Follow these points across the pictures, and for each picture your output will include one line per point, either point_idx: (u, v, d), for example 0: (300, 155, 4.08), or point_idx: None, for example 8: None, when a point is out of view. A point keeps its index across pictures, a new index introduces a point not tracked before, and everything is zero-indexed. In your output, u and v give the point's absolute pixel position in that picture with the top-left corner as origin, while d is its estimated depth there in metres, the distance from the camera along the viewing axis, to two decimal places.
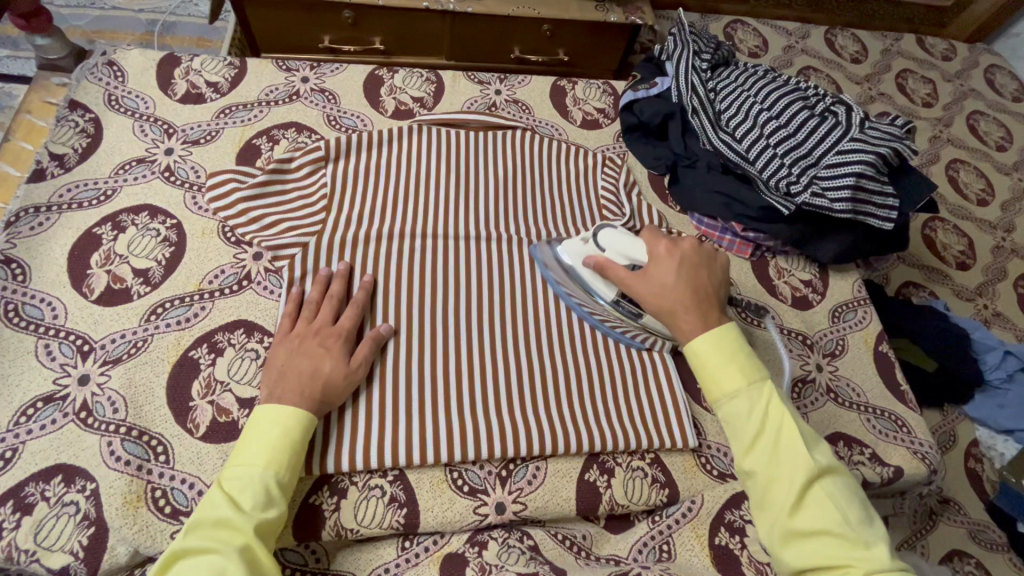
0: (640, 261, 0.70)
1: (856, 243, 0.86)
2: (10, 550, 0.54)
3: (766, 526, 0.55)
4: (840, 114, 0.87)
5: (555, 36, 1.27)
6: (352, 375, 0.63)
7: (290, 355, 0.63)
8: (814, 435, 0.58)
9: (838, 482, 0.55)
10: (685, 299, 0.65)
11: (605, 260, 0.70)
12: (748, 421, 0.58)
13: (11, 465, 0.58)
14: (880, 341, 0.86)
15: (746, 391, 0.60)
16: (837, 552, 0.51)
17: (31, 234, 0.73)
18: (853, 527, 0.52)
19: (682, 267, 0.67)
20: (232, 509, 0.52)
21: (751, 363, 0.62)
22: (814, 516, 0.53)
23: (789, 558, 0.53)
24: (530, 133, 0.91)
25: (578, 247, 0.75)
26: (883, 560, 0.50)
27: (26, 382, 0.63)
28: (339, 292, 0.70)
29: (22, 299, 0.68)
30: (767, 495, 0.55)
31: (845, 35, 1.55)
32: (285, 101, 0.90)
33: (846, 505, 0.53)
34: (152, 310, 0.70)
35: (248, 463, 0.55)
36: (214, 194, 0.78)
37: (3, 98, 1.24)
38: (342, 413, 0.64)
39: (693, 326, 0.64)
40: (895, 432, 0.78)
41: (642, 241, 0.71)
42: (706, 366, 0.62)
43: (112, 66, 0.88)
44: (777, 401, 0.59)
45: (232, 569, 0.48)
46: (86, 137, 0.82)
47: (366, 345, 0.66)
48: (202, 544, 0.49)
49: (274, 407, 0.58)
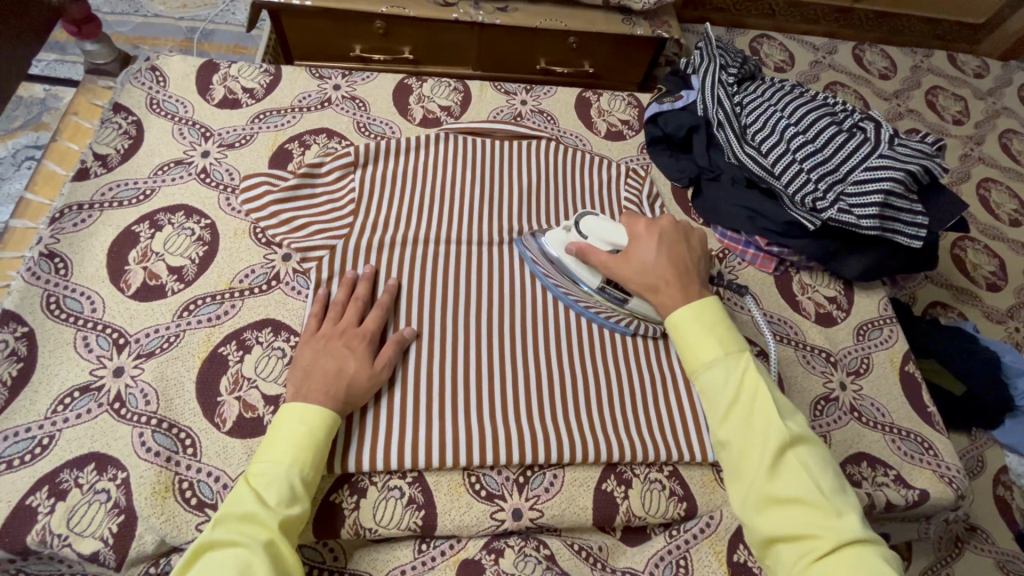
0: (621, 245, 0.71)
1: (882, 260, 0.85)
2: (43, 534, 0.56)
3: (740, 494, 0.56)
4: (869, 130, 0.86)
5: (581, 48, 1.29)
6: (375, 376, 0.64)
7: (315, 355, 0.64)
8: (789, 407, 0.59)
9: (813, 451, 0.56)
10: (667, 275, 0.67)
11: (586, 247, 0.72)
12: (725, 389, 0.59)
13: (47, 452, 0.61)
14: (907, 361, 0.85)
15: (722, 361, 0.61)
16: (806, 522, 0.52)
17: (74, 230, 0.76)
18: (824, 495, 0.53)
19: (662, 244, 0.69)
20: (257, 503, 0.53)
21: (730, 336, 0.63)
22: (788, 484, 0.54)
23: (762, 524, 0.54)
24: (555, 143, 0.92)
25: (561, 237, 0.76)
26: (854, 528, 0.51)
27: (64, 372, 0.66)
28: (365, 294, 0.71)
29: (64, 293, 0.71)
30: (741, 462, 0.56)
31: (873, 51, 1.54)
32: (317, 107, 0.93)
33: (819, 473, 0.54)
34: (185, 306, 0.72)
35: (272, 459, 0.57)
36: (248, 196, 0.80)
37: (51, 100, 1.31)
38: (364, 413, 0.65)
39: (674, 300, 0.65)
40: (921, 454, 0.76)
41: (621, 224, 0.72)
42: (684, 336, 0.64)
43: (155, 71, 0.92)
44: (753, 371, 0.60)
45: (257, 564, 0.49)
46: (128, 138, 0.85)
47: (390, 347, 0.67)
48: (228, 536, 0.50)
49: (300, 405, 0.59)
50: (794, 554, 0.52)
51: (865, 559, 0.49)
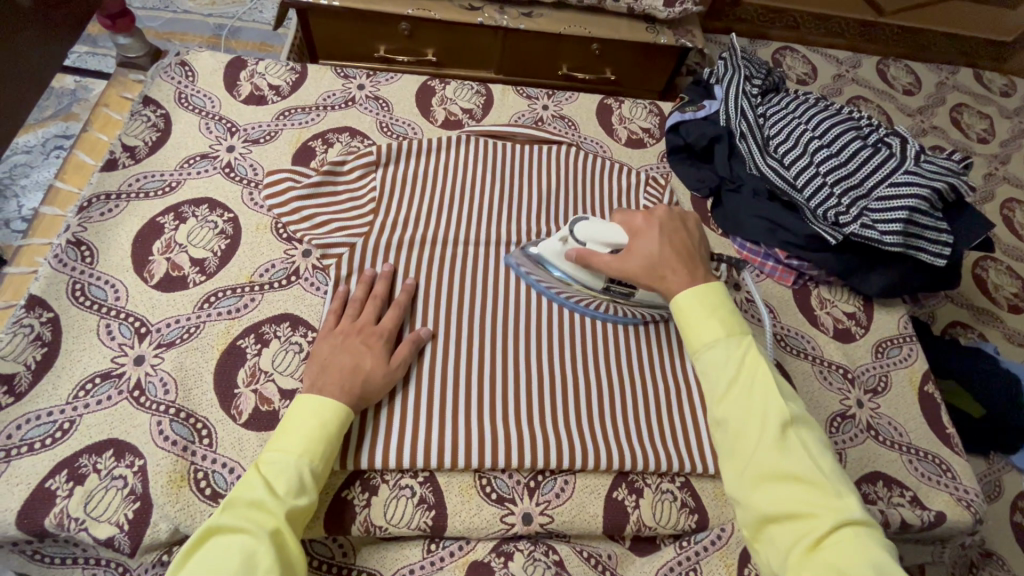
0: (621, 245, 0.68)
1: (903, 277, 0.84)
2: (61, 517, 0.57)
3: (736, 473, 0.55)
4: (894, 145, 0.85)
5: (603, 55, 1.29)
6: (390, 374, 0.65)
7: (333, 350, 0.65)
8: (789, 390, 0.58)
9: (812, 434, 0.55)
10: (673, 263, 0.64)
11: (586, 252, 0.69)
12: (724, 370, 0.58)
13: (68, 436, 0.62)
14: (926, 381, 0.83)
15: (724, 342, 0.59)
16: (806, 501, 0.51)
17: (101, 220, 0.77)
18: (825, 476, 0.52)
19: (664, 233, 0.66)
20: (267, 492, 0.53)
21: (733, 318, 0.61)
22: (789, 460, 0.52)
23: (757, 501, 0.52)
24: (575, 148, 0.93)
25: (557, 246, 0.73)
26: (854, 509, 0.50)
27: (86, 359, 0.67)
28: (382, 293, 0.72)
29: (89, 280, 0.72)
30: (737, 440, 0.55)
31: (897, 67, 1.53)
32: (341, 106, 0.94)
33: (818, 454, 0.53)
34: (205, 299, 0.73)
35: (285, 448, 0.57)
36: (271, 191, 0.81)
37: (81, 91, 1.33)
38: (378, 410, 0.66)
39: (681, 283, 0.63)
40: (939, 476, 0.75)
41: (618, 223, 0.69)
42: (688, 315, 0.62)
43: (184, 67, 0.94)
44: (755, 353, 0.59)
45: (261, 552, 0.49)
46: (156, 131, 0.86)
47: (406, 346, 0.67)
48: (235, 523, 0.51)
49: (316, 397, 0.60)
50: (787, 536, 0.50)
51: (863, 540, 0.48)
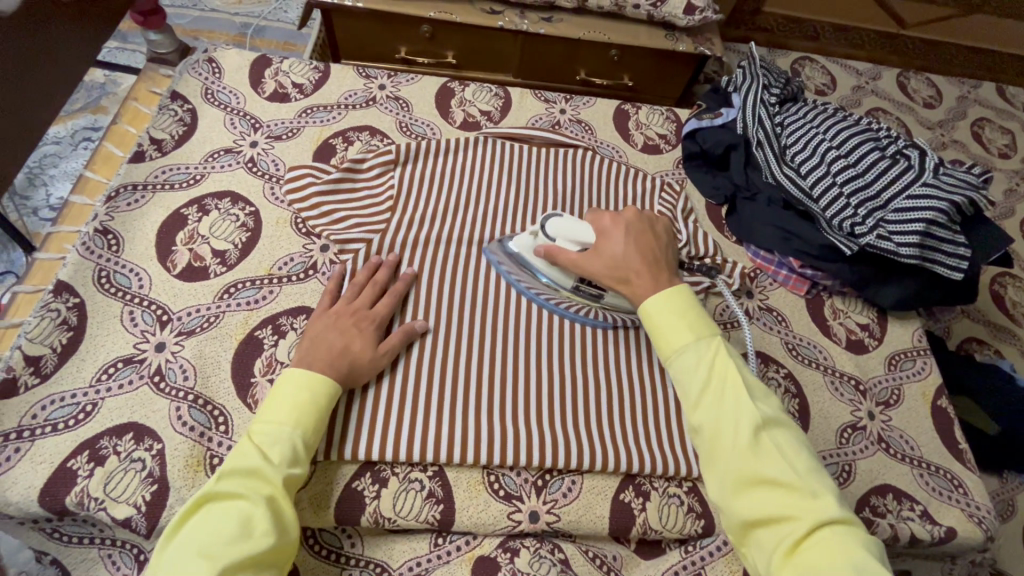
0: (589, 243, 0.70)
1: (919, 290, 0.83)
2: (82, 496, 0.59)
3: (716, 478, 0.54)
4: (913, 157, 0.85)
5: (622, 61, 1.29)
6: (377, 360, 0.66)
7: (324, 328, 0.66)
8: (760, 390, 0.58)
9: (785, 434, 0.55)
10: (637, 265, 0.66)
11: (554, 248, 0.71)
12: (695, 374, 0.58)
13: (90, 418, 0.63)
14: (939, 395, 0.83)
15: (694, 346, 0.60)
16: (783, 503, 0.51)
17: (127, 210, 0.80)
18: (799, 476, 0.52)
19: (629, 234, 0.69)
20: (262, 459, 0.55)
21: (701, 321, 0.62)
22: (763, 463, 0.53)
23: (740, 507, 0.52)
24: (590, 152, 0.94)
25: (529, 241, 0.76)
26: (831, 508, 0.50)
27: (110, 343, 0.69)
28: (382, 279, 0.73)
29: (114, 268, 0.74)
30: (713, 445, 0.55)
31: (918, 79, 1.52)
32: (362, 105, 0.96)
33: (793, 454, 0.54)
34: (226, 289, 0.75)
35: (277, 420, 0.58)
36: (292, 187, 0.83)
37: (110, 85, 1.37)
38: (365, 391, 0.67)
39: (646, 287, 0.65)
40: (951, 491, 0.74)
41: (586, 223, 0.71)
42: (658, 323, 0.63)
43: (211, 63, 0.96)
44: (724, 355, 0.59)
45: (258, 515, 0.51)
46: (182, 126, 0.88)
47: (396, 336, 0.69)
48: (232, 489, 0.52)
49: (301, 372, 0.61)
50: (769, 540, 0.50)
51: (842, 540, 0.48)
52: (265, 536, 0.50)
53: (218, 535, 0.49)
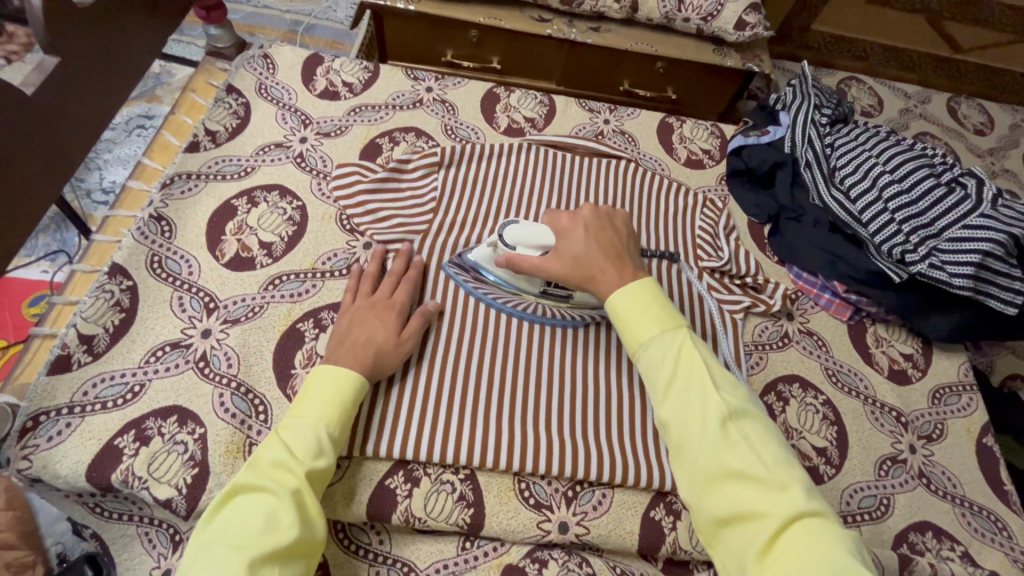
0: (549, 246, 0.66)
1: (969, 323, 0.81)
2: (126, 474, 0.61)
3: (686, 476, 0.52)
4: (969, 186, 0.82)
5: (667, 74, 1.29)
6: (401, 347, 0.67)
7: (349, 324, 0.67)
8: (728, 380, 0.56)
9: (756, 426, 0.53)
10: (601, 262, 0.63)
11: (516, 258, 0.67)
12: (662, 365, 0.57)
13: (137, 399, 0.65)
14: (985, 433, 0.80)
15: (659, 338, 0.58)
16: (753, 500, 0.48)
17: (181, 197, 0.82)
18: (769, 469, 0.49)
19: (589, 231, 0.65)
20: (289, 454, 0.55)
21: (668, 313, 0.60)
22: (731, 456, 0.50)
23: (710, 502, 0.50)
24: (634, 164, 0.93)
25: (489, 253, 0.73)
26: (802, 501, 0.47)
27: (159, 327, 0.71)
28: (403, 272, 0.74)
29: (166, 254, 0.77)
30: (681, 441, 0.53)
31: (969, 105, 1.48)
32: (409, 107, 0.97)
33: (763, 447, 0.51)
34: (271, 281, 0.76)
35: (305, 413, 0.59)
36: (340, 183, 0.85)
37: (165, 75, 1.42)
38: (394, 382, 0.68)
39: (612, 281, 0.62)
40: (994, 533, 0.72)
41: (544, 225, 0.67)
42: (625, 316, 0.60)
43: (266, 59, 0.98)
44: (691, 348, 0.57)
45: (283, 511, 0.51)
46: (236, 119, 0.91)
47: (416, 321, 0.69)
48: (259, 482, 0.53)
49: (328, 371, 0.62)
50: (740, 538, 0.48)
51: (813, 535, 0.45)
52: (290, 528, 0.51)
53: (245, 531, 0.49)
